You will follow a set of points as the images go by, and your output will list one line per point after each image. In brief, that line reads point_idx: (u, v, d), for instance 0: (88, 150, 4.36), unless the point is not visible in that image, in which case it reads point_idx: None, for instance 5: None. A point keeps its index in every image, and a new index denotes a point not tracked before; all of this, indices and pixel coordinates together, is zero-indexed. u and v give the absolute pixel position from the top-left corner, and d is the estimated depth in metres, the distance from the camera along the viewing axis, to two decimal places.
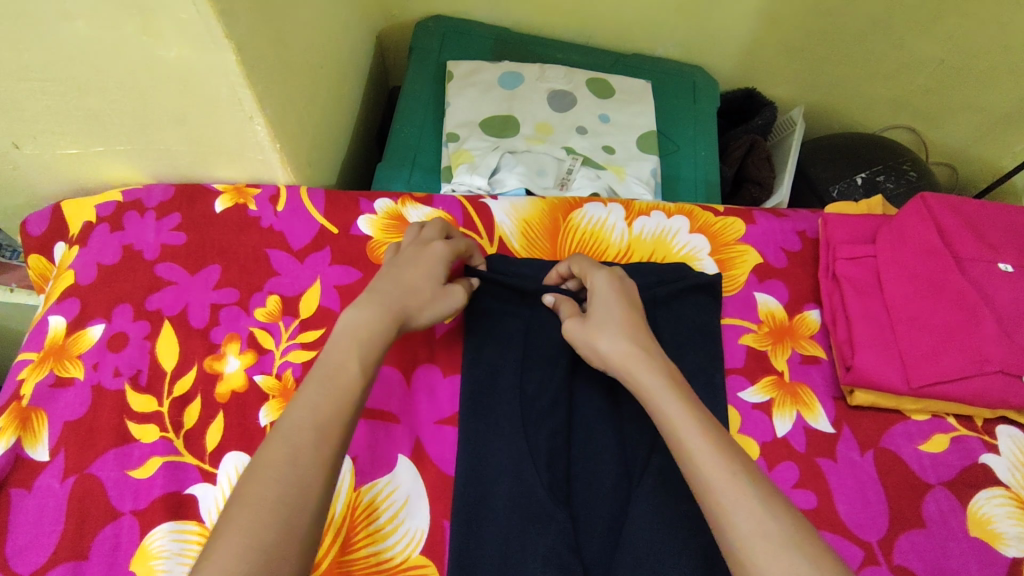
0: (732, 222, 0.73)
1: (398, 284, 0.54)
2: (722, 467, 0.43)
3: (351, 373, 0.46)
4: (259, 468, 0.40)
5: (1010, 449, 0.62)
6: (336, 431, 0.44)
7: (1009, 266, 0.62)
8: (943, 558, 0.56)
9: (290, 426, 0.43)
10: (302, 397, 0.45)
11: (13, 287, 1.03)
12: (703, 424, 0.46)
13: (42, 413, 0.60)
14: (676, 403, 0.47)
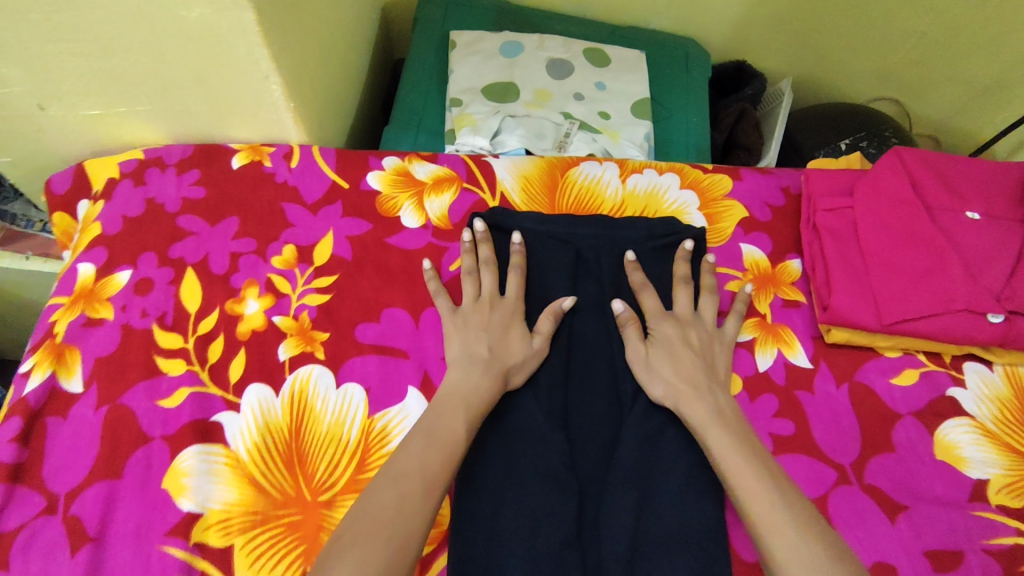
0: (720, 180, 0.77)
1: (490, 347, 0.61)
2: (763, 491, 0.51)
3: (457, 428, 0.54)
4: (373, 505, 0.47)
5: (976, 384, 0.66)
6: (442, 478, 0.50)
7: (976, 214, 0.66)
8: (909, 479, 0.61)
9: (398, 471, 0.50)
10: (410, 446, 0.52)
11: (28, 253, 1.15)
12: (745, 454, 0.54)
13: (75, 350, 0.65)
14: (721, 436, 0.56)
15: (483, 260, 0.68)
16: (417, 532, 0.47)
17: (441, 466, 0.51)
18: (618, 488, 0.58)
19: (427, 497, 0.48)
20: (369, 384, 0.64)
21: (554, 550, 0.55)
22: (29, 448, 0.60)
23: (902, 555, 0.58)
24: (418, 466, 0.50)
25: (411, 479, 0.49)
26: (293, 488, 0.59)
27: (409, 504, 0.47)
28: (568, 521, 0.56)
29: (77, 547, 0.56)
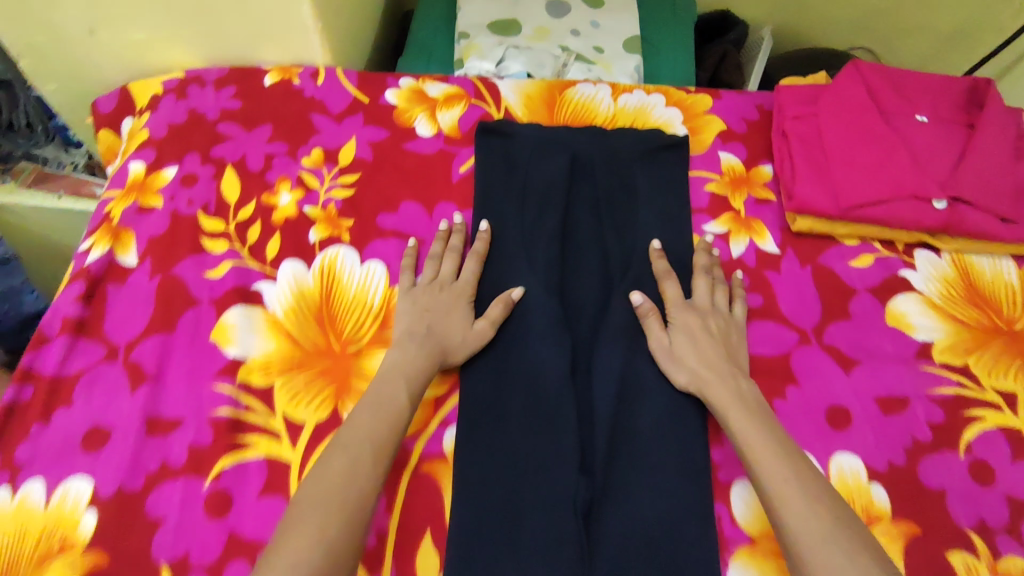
0: (702, 98, 0.86)
1: (429, 327, 0.65)
2: (784, 473, 0.55)
3: (400, 401, 0.58)
4: (326, 475, 0.52)
5: (925, 267, 0.75)
6: (389, 447, 0.56)
7: (924, 118, 0.75)
8: (861, 340, 0.70)
9: (348, 439, 0.55)
10: (357, 420, 0.57)
11: (60, 194, 1.24)
12: (766, 436, 0.57)
13: (130, 231, 0.73)
14: (745, 420, 0.59)
15: (450, 246, 0.71)
16: (368, 501, 0.52)
17: (387, 436, 0.56)
18: (609, 344, 0.67)
19: (375, 467, 0.54)
20: (389, 261, 0.73)
21: (553, 390, 0.64)
22: (92, 308, 0.69)
23: (852, 399, 0.67)
24: (364, 438, 0.55)
25: (361, 448, 0.54)
26: (325, 341, 0.68)
27: (358, 470, 0.53)
28: (563, 368, 0.65)
29: (138, 385, 0.65)
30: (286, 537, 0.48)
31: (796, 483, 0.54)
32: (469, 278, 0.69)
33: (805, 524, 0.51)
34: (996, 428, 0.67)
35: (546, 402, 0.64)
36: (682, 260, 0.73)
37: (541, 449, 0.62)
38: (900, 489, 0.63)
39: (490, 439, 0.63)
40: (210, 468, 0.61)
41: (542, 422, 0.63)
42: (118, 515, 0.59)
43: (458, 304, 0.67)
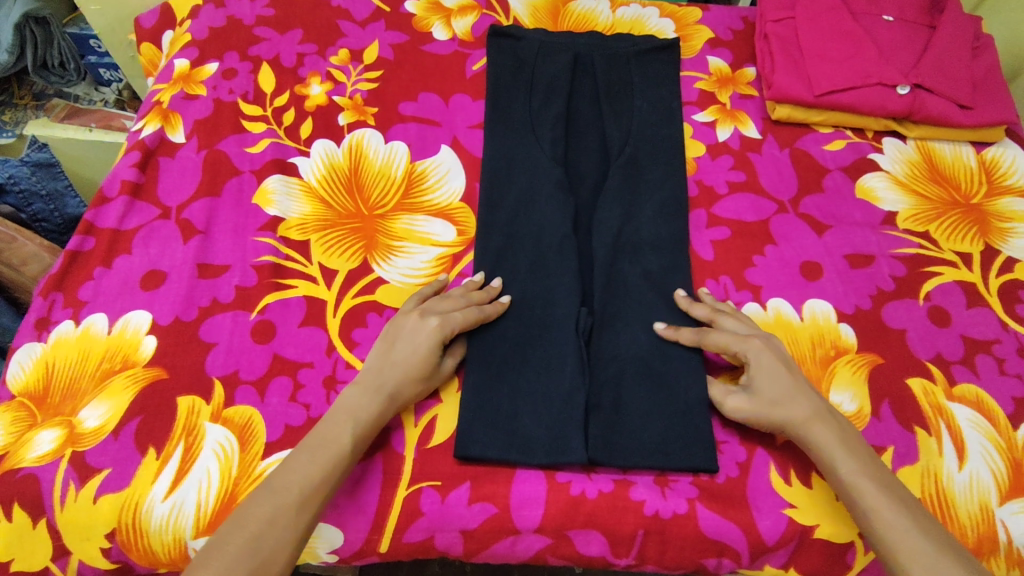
0: (692, 11, 0.94)
1: (391, 368, 0.60)
2: (911, 532, 0.51)
3: (343, 445, 0.55)
4: (248, 517, 0.49)
5: (892, 151, 0.83)
6: (317, 499, 0.52)
7: (890, 18, 0.86)
8: (834, 209, 0.78)
9: (279, 484, 0.51)
10: (293, 461, 0.53)
11: (92, 126, 1.28)
12: (878, 482, 0.54)
13: (178, 114, 0.82)
14: (856, 469, 0.55)
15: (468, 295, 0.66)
16: (281, 557, 0.49)
17: (322, 480, 0.52)
18: (602, 207, 0.74)
19: (297, 518, 0.50)
20: (410, 142, 0.81)
21: (555, 245, 0.72)
22: (146, 175, 0.77)
23: (824, 256, 0.75)
24: (296, 482, 0.51)
25: (289, 493, 0.51)
26: (354, 206, 0.76)
27: (301, 508, 0.50)
28: (564, 226, 0.73)
29: (189, 237, 0.73)
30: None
31: (928, 547, 0.51)
32: (455, 322, 0.63)
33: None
34: (954, 282, 0.74)
35: (549, 253, 0.72)
36: (671, 143, 0.80)
37: (547, 288, 0.70)
38: (866, 328, 0.71)
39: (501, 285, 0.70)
40: (256, 304, 0.69)
41: (548, 267, 0.71)
42: (175, 338, 0.67)
43: (431, 346, 0.61)
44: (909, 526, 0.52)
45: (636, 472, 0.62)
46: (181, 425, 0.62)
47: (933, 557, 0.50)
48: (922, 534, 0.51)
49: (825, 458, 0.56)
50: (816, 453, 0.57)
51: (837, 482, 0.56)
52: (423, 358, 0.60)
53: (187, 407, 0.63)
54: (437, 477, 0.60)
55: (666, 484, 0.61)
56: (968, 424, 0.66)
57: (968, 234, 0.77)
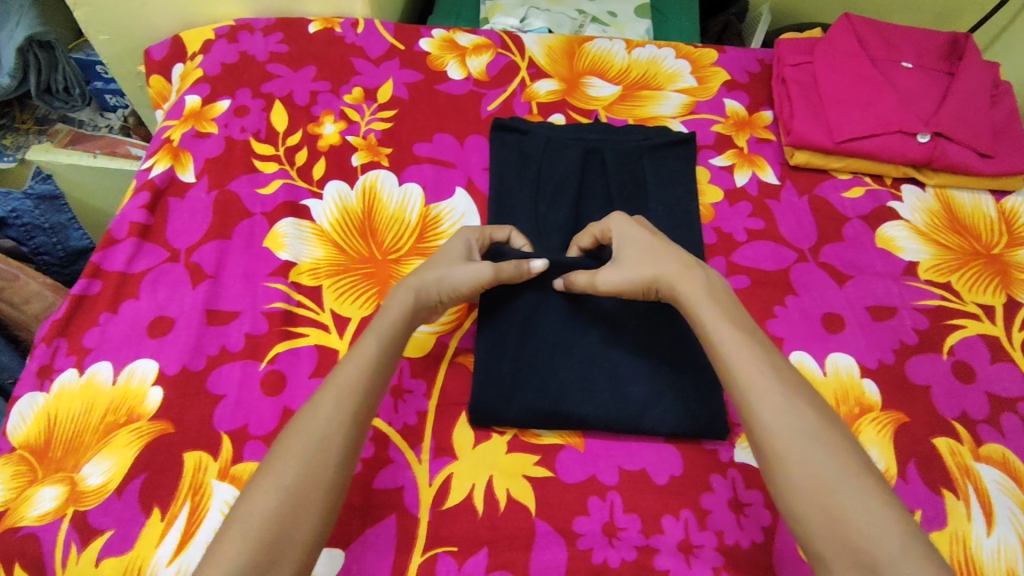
0: (708, 53, 0.94)
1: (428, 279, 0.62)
2: (787, 414, 0.50)
3: (369, 352, 0.56)
4: (280, 453, 0.48)
5: (911, 200, 0.82)
6: (338, 446, 0.50)
7: (909, 64, 0.85)
8: (854, 259, 0.77)
9: (302, 429, 0.50)
10: (318, 402, 0.52)
11: (96, 153, 1.27)
12: (776, 382, 0.52)
13: (188, 153, 0.80)
14: (759, 369, 0.53)
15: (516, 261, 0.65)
16: (312, 505, 0.47)
17: (338, 431, 0.50)
18: (615, 331, 0.69)
19: (325, 461, 0.49)
20: (424, 183, 0.80)
21: (570, 378, 0.67)
22: (155, 216, 0.76)
23: (846, 308, 0.74)
24: (313, 437, 0.49)
25: (317, 458, 0.48)
26: (368, 251, 0.74)
27: (314, 471, 0.48)
28: (578, 353, 0.68)
29: (198, 282, 0.71)
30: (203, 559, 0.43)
31: (801, 447, 0.49)
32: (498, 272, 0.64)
33: (803, 483, 0.48)
34: (977, 336, 0.73)
35: (564, 382, 0.66)
36: (686, 214, 0.78)
37: (564, 384, 0.66)
38: (890, 383, 0.69)
39: (518, 380, 0.66)
40: (266, 353, 0.67)
41: (567, 371, 0.67)
42: (183, 390, 0.65)
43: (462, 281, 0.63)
44: (782, 408, 0.51)
45: (658, 538, 0.59)
46: (186, 483, 0.60)
47: (801, 443, 0.49)
48: (794, 415, 0.50)
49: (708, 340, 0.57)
50: (715, 353, 0.56)
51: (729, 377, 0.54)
52: (457, 272, 0.63)
53: (193, 464, 0.61)
54: (453, 542, 0.58)
55: (690, 551, 0.58)
56: (995, 485, 0.64)
57: (989, 286, 0.76)
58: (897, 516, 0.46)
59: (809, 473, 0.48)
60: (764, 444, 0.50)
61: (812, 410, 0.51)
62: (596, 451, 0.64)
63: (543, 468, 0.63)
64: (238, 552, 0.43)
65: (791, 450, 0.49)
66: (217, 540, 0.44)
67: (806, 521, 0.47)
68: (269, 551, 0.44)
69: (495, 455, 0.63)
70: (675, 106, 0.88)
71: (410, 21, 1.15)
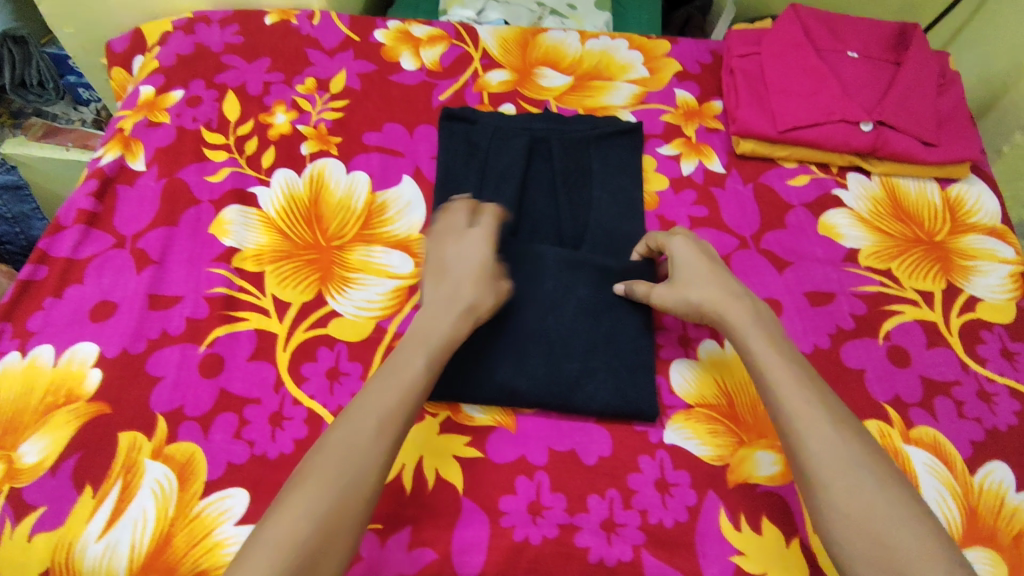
0: (661, 43, 0.95)
1: (453, 287, 0.61)
2: (834, 441, 0.51)
3: (413, 369, 0.54)
4: (313, 472, 0.47)
5: (856, 188, 0.83)
6: (374, 473, 0.48)
7: (855, 54, 0.86)
8: (795, 246, 0.78)
9: (333, 446, 0.48)
10: (349, 422, 0.50)
11: (68, 146, 1.28)
12: (828, 419, 0.53)
13: (139, 142, 0.82)
14: (808, 404, 0.53)
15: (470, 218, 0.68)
16: (347, 526, 0.46)
17: (377, 459, 0.49)
18: (556, 311, 0.70)
19: (363, 484, 0.48)
20: (372, 172, 0.81)
21: (506, 353, 0.67)
22: (103, 204, 0.77)
23: (784, 293, 0.74)
24: (354, 459, 0.48)
25: (364, 478, 0.48)
26: (312, 237, 0.75)
27: (346, 503, 0.46)
28: (517, 331, 0.68)
29: (142, 267, 0.72)
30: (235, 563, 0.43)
31: (853, 485, 0.49)
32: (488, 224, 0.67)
33: (846, 513, 0.48)
34: (914, 321, 0.73)
35: (499, 358, 0.67)
36: (630, 203, 0.79)
37: (500, 360, 0.67)
38: (824, 367, 0.70)
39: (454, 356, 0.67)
40: (205, 336, 0.68)
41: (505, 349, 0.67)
42: (121, 371, 0.66)
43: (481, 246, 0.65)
44: (831, 438, 0.51)
45: (582, 517, 0.60)
46: (120, 462, 0.61)
47: (851, 472, 0.49)
48: (843, 451, 0.50)
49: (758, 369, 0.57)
50: (762, 380, 0.56)
51: (777, 409, 0.54)
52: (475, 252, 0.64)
53: (128, 443, 0.62)
54: (378, 520, 0.59)
55: (612, 530, 0.59)
56: (924, 468, 0.64)
57: (929, 272, 0.76)
58: (947, 550, 0.46)
59: (862, 510, 0.48)
60: (810, 472, 0.50)
61: (862, 443, 0.52)
62: (527, 432, 0.65)
63: (474, 448, 0.63)
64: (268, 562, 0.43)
65: (842, 486, 0.49)
66: (238, 559, 0.43)
67: (852, 549, 0.47)
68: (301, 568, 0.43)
69: (426, 435, 0.64)
70: (625, 96, 0.89)
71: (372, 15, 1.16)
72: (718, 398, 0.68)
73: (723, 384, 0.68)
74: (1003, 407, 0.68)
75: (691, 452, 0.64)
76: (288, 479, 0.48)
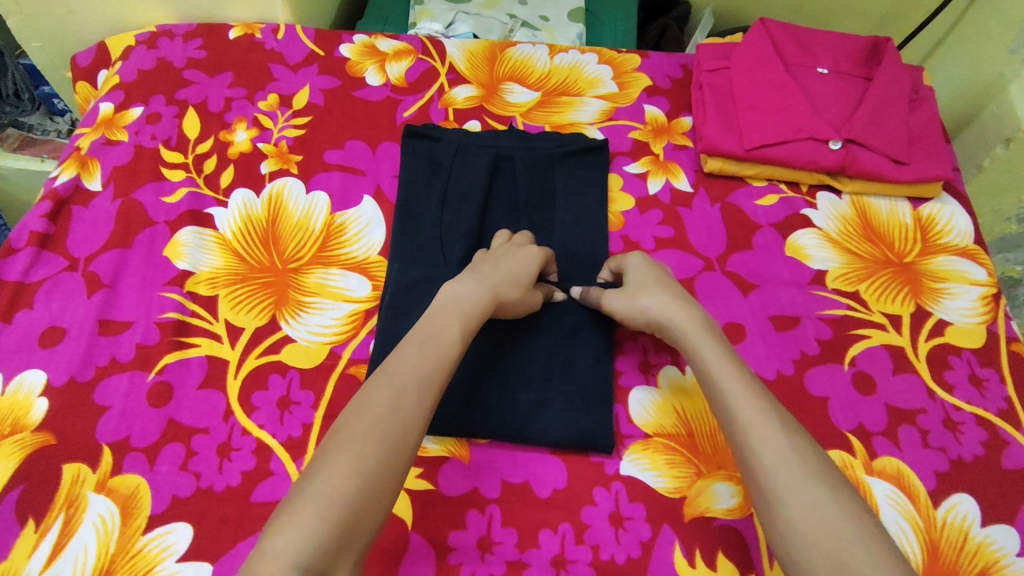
0: (631, 58, 0.93)
1: (498, 270, 0.64)
2: (786, 454, 0.49)
3: (451, 338, 0.56)
4: (354, 435, 0.46)
5: (826, 207, 0.81)
6: (416, 436, 0.49)
7: (825, 70, 0.85)
8: (762, 268, 0.76)
9: (370, 408, 0.48)
10: (387, 381, 0.51)
11: (43, 156, 1.27)
12: (777, 425, 0.51)
13: (96, 160, 0.80)
14: (755, 409, 0.52)
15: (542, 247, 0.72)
16: (387, 490, 0.46)
17: (416, 425, 0.49)
18: (511, 339, 0.69)
19: (400, 449, 0.48)
20: (332, 191, 0.79)
21: (460, 382, 0.66)
22: (56, 225, 0.76)
23: (749, 317, 0.73)
24: (395, 423, 0.48)
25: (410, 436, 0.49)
26: (268, 260, 0.74)
27: (393, 458, 0.47)
28: (472, 361, 0.68)
29: (93, 291, 0.71)
30: (264, 538, 0.41)
31: (803, 491, 0.46)
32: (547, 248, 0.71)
33: (801, 529, 0.45)
34: (881, 346, 0.72)
35: (451, 387, 0.66)
36: (593, 224, 0.77)
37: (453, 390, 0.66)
38: (786, 395, 0.68)
39: None
40: (155, 363, 0.67)
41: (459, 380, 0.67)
42: (68, 400, 0.65)
43: (534, 256, 0.68)
44: (785, 450, 0.49)
45: (532, 552, 0.59)
46: (63, 495, 0.60)
47: (801, 480, 0.47)
48: (790, 460, 0.48)
49: (708, 375, 0.56)
50: (711, 389, 0.55)
51: (726, 417, 0.53)
52: (526, 264, 0.66)
53: (71, 475, 0.61)
54: None
55: (563, 566, 0.58)
56: (886, 500, 0.63)
57: (899, 295, 0.75)
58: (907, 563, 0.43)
59: (813, 519, 0.45)
60: (761, 480, 0.48)
61: (814, 455, 0.49)
62: (480, 463, 0.63)
63: (424, 480, 0.62)
64: (314, 529, 0.41)
65: (791, 494, 0.47)
66: (278, 520, 0.42)
67: (812, 569, 0.43)
68: (343, 534, 0.42)
69: None
70: (593, 112, 0.87)
71: (344, 26, 1.15)
72: (677, 427, 0.66)
73: (682, 414, 0.67)
74: (969, 437, 0.67)
75: (648, 484, 0.63)
76: (321, 447, 0.46)
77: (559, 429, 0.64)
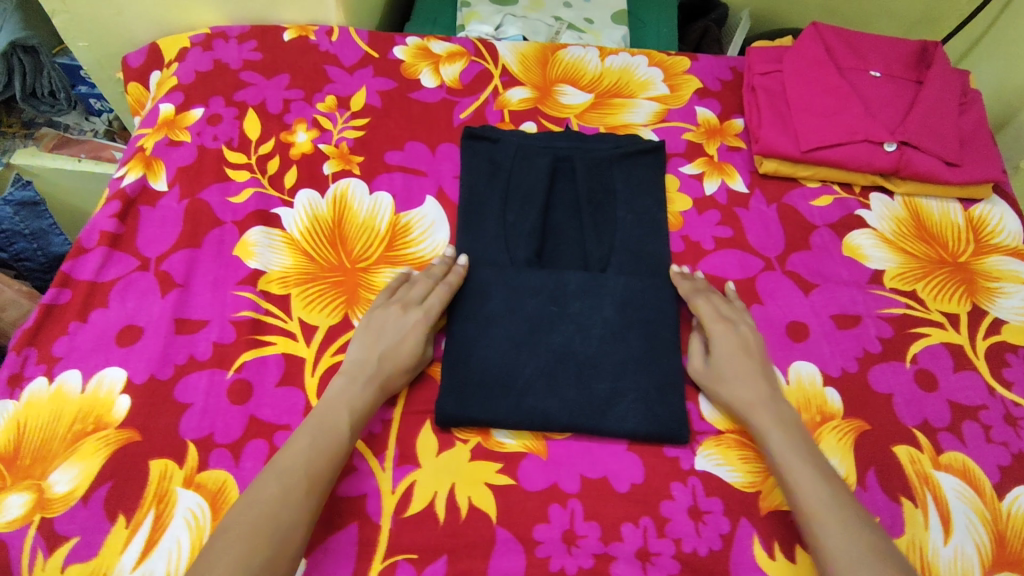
0: (680, 61, 0.95)
1: (380, 353, 0.65)
2: (845, 523, 0.55)
3: (341, 428, 0.59)
4: (233, 532, 0.51)
5: (880, 208, 0.83)
6: (303, 524, 0.53)
7: (877, 73, 0.86)
8: (820, 267, 0.78)
9: (252, 503, 0.53)
10: (270, 476, 0.54)
11: (81, 156, 1.27)
12: (824, 488, 0.58)
13: (160, 161, 0.81)
14: (808, 472, 0.59)
15: (431, 272, 0.72)
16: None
17: (302, 514, 0.54)
18: (582, 334, 0.70)
19: (288, 540, 0.52)
20: (395, 193, 0.80)
21: (535, 376, 0.67)
22: (125, 225, 0.76)
23: (811, 316, 0.74)
24: (281, 516, 0.52)
25: (292, 532, 0.52)
26: (337, 259, 0.75)
27: (281, 551, 0.51)
28: (545, 354, 0.69)
29: (167, 290, 0.72)
30: None
31: (855, 547, 0.54)
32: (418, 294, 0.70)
33: None
34: (941, 344, 0.73)
35: (529, 381, 0.67)
36: (654, 221, 0.79)
37: (525, 385, 0.67)
38: (852, 392, 0.70)
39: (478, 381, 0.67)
40: (233, 361, 0.68)
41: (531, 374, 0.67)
42: (150, 398, 0.65)
43: (401, 323, 0.67)
44: (834, 508, 0.56)
45: (616, 546, 0.60)
46: (151, 491, 0.60)
47: (850, 537, 0.54)
48: (844, 518, 0.56)
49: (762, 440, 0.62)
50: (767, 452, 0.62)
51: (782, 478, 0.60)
52: (411, 337, 0.67)
53: (158, 472, 0.61)
54: (413, 550, 0.59)
55: (647, 558, 0.59)
56: (954, 493, 0.64)
57: (955, 295, 0.77)
58: None
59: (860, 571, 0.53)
60: (816, 534, 0.56)
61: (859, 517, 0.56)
62: (559, 459, 0.64)
63: (505, 475, 0.63)
64: None
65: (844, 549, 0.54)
66: None
67: None
68: None
69: (458, 462, 0.64)
70: (647, 114, 0.89)
71: (388, 28, 1.16)
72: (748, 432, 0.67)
73: None
74: None
75: (723, 479, 0.64)
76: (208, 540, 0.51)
77: (635, 423, 0.65)
